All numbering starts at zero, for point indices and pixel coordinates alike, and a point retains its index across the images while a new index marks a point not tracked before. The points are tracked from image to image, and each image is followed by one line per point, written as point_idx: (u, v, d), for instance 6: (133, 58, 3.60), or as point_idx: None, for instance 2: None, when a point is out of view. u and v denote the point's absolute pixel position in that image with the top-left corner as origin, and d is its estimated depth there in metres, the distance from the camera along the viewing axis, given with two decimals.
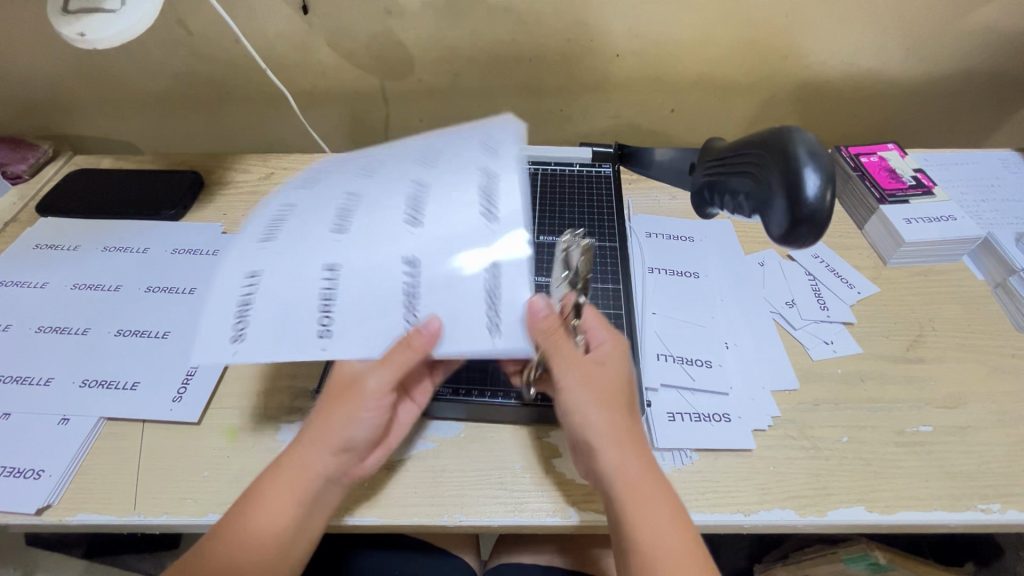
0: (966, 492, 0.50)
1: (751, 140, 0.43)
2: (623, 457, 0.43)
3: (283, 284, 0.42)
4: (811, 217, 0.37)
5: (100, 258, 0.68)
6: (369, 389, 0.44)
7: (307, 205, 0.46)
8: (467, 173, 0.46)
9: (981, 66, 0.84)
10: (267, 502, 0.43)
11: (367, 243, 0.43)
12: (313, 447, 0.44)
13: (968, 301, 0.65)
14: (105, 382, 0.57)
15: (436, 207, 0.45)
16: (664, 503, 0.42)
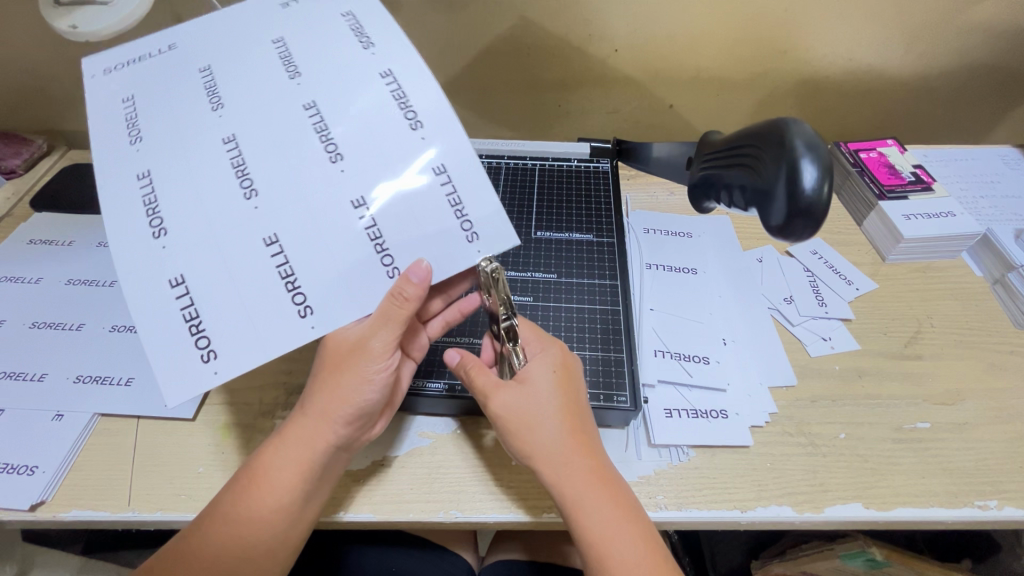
0: (965, 489, 0.49)
1: (750, 132, 0.43)
2: (580, 461, 0.44)
3: (212, 279, 0.41)
4: (808, 209, 0.37)
5: (94, 253, 0.68)
6: (377, 354, 0.43)
7: (166, 167, 0.43)
8: (350, 107, 0.44)
9: (981, 62, 0.84)
10: (272, 481, 0.43)
11: (299, 190, 0.42)
12: (320, 419, 0.44)
13: (967, 297, 0.65)
14: (100, 378, 0.56)
15: (350, 135, 0.44)
16: (609, 501, 0.43)
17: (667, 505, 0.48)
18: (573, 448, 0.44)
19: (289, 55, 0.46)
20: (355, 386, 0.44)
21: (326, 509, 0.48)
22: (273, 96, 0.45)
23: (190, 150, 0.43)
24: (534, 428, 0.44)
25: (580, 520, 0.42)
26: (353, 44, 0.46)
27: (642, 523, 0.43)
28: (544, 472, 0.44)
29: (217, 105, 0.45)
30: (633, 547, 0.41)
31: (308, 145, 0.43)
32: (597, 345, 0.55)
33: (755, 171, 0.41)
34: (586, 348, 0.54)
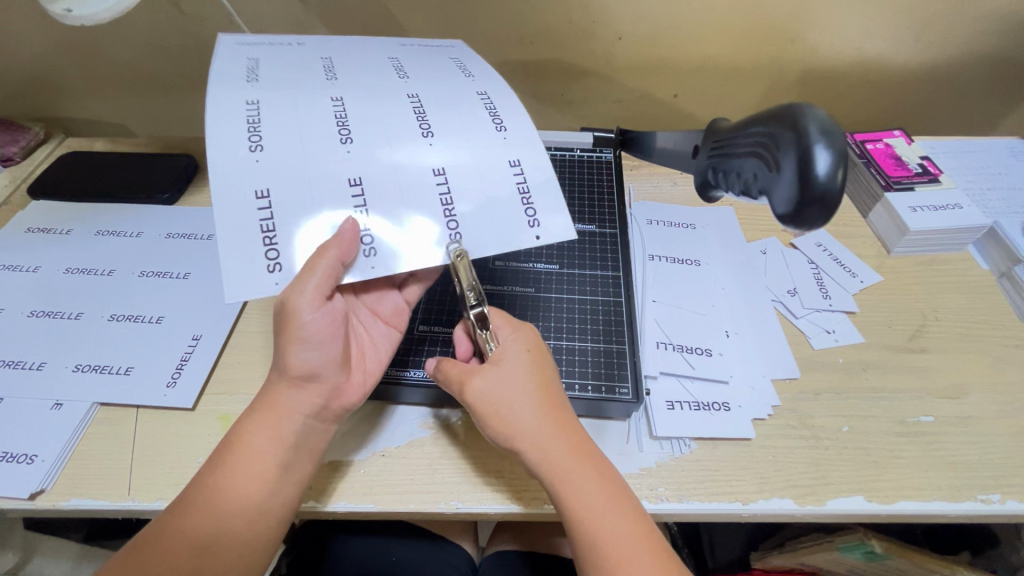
0: (967, 483, 0.49)
1: (760, 117, 0.42)
2: (557, 449, 0.43)
3: (296, 196, 0.42)
4: (822, 197, 0.36)
5: (93, 241, 0.67)
6: (304, 308, 0.41)
7: (278, 102, 0.45)
8: (445, 100, 0.49)
9: (989, 52, 0.83)
10: (246, 449, 0.43)
11: (392, 149, 0.45)
12: (280, 382, 0.44)
13: (972, 291, 0.64)
14: (99, 367, 0.56)
15: (442, 118, 0.48)
16: (595, 481, 0.43)
17: (668, 498, 0.48)
18: (552, 424, 0.44)
19: (401, 65, 0.52)
20: (293, 346, 0.43)
21: (325, 499, 0.48)
22: (380, 84, 0.49)
23: (300, 98, 0.46)
24: (511, 412, 0.43)
25: (571, 493, 0.42)
26: (454, 71, 0.53)
27: (626, 493, 0.43)
28: (525, 451, 0.43)
29: (331, 78, 0.49)
30: (623, 513, 0.42)
31: (404, 119, 0.47)
32: (599, 337, 0.54)
33: (766, 160, 0.40)
34: (587, 340, 0.54)
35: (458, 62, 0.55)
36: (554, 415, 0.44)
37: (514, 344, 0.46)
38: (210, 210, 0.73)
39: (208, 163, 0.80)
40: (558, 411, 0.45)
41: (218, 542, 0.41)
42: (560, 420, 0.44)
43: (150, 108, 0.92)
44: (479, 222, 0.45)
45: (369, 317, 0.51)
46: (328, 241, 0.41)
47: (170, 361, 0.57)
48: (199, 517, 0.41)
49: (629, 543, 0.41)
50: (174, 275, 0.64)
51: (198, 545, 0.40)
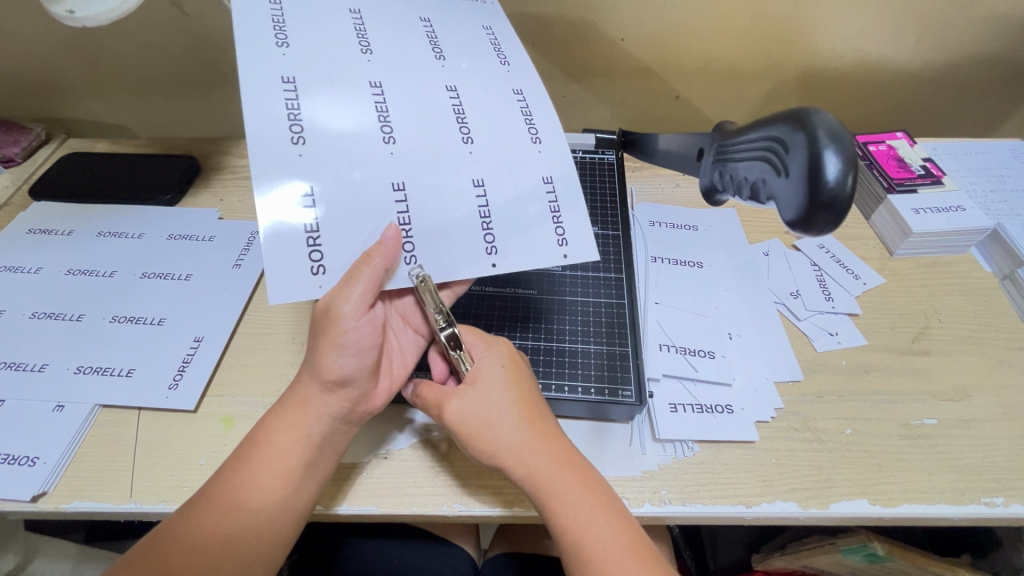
0: (970, 486, 0.49)
1: (768, 121, 0.41)
2: (541, 460, 0.43)
3: (343, 197, 0.43)
4: (831, 202, 0.36)
5: (95, 242, 0.67)
6: (347, 315, 0.41)
7: (316, 83, 0.44)
8: (483, 96, 0.49)
9: (991, 54, 0.83)
10: (272, 449, 0.43)
11: (433, 153, 0.46)
12: (313, 384, 0.44)
13: (974, 293, 0.64)
14: (101, 369, 0.56)
15: (481, 121, 0.48)
16: (581, 491, 0.43)
17: (671, 500, 0.48)
18: (534, 439, 0.44)
19: (436, 38, 0.51)
20: (331, 351, 0.42)
21: (328, 501, 0.48)
22: (418, 71, 0.48)
23: (339, 82, 0.45)
24: (493, 426, 0.43)
25: (555, 507, 0.42)
26: (490, 57, 0.52)
27: (614, 500, 0.43)
28: (508, 467, 0.43)
29: (366, 51, 0.47)
30: (610, 525, 0.42)
31: (444, 120, 0.47)
32: (602, 339, 0.54)
33: (775, 165, 0.40)
34: (590, 343, 0.54)
35: (485, 42, 0.53)
36: (536, 426, 0.44)
37: (489, 360, 0.46)
38: (212, 211, 0.73)
39: (209, 164, 0.80)
40: (540, 422, 0.45)
41: (238, 538, 0.41)
42: (542, 431, 0.44)
43: (151, 108, 0.92)
44: (516, 237, 0.46)
45: (399, 324, 0.50)
46: (375, 252, 0.42)
47: (171, 363, 0.57)
48: (220, 514, 0.41)
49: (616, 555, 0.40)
50: (175, 276, 0.64)
51: (217, 541, 0.41)
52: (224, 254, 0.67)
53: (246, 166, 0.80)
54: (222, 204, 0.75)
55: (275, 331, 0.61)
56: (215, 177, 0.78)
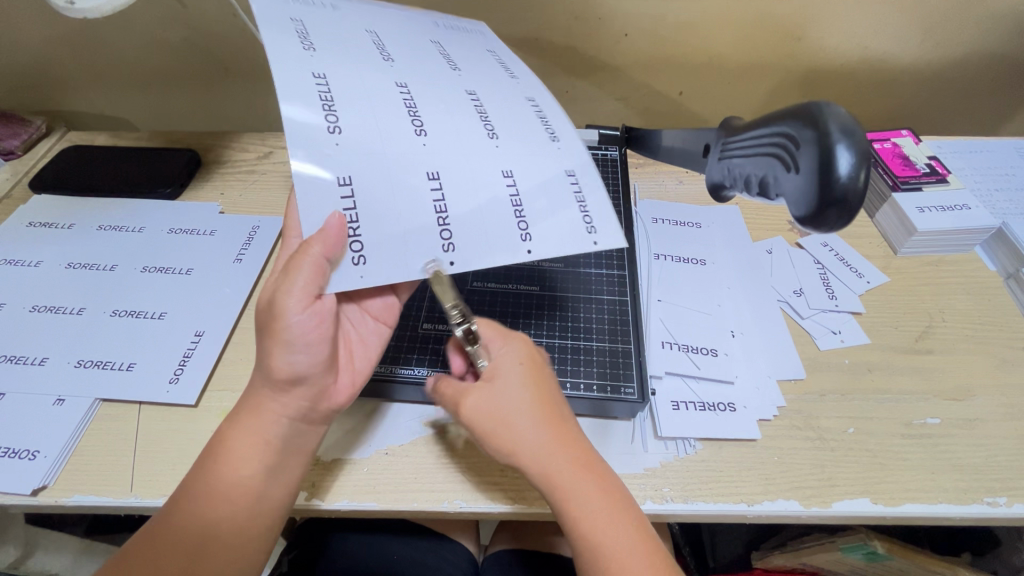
0: (973, 485, 0.49)
1: (781, 114, 0.41)
2: (556, 462, 0.43)
3: (379, 187, 0.42)
4: (842, 199, 0.36)
5: (95, 236, 0.67)
6: (289, 310, 0.41)
7: (349, 79, 0.45)
8: (500, 96, 0.51)
9: (998, 52, 0.82)
10: (233, 458, 0.42)
11: (461, 146, 0.45)
12: (266, 386, 0.43)
13: (979, 292, 0.64)
14: (101, 363, 0.56)
15: (503, 119, 0.49)
16: (597, 494, 0.42)
17: (673, 498, 0.48)
18: (552, 441, 0.43)
19: (448, 54, 0.53)
20: (277, 350, 0.42)
21: (329, 496, 0.48)
22: (437, 73, 0.50)
23: (371, 81, 0.46)
24: (510, 426, 0.43)
25: (570, 510, 0.42)
26: (500, 69, 0.54)
27: (629, 504, 0.43)
28: (523, 465, 0.43)
29: (387, 58, 0.49)
30: (622, 526, 0.42)
31: (468, 116, 0.48)
32: (605, 336, 0.54)
33: (785, 160, 0.39)
34: (593, 340, 0.54)
35: (486, 52, 0.57)
36: (555, 427, 0.44)
37: (507, 357, 0.45)
38: (214, 205, 0.72)
39: (210, 157, 0.80)
40: (558, 424, 0.44)
41: (213, 550, 0.41)
42: (559, 433, 0.44)
43: (152, 101, 0.92)
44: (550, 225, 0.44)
45: (356, 315, 0.49)
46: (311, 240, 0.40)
47: (172, 358, 0.56)
48: (188, 529, 0.41)
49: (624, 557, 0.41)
50: (176, 270, 0.64)
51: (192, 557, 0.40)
52: (225, 248, 0.67)
53: (247, 159, 0.80)
54: (223, 198, 0.74)
55: None
56: (216, 171, 0.78)
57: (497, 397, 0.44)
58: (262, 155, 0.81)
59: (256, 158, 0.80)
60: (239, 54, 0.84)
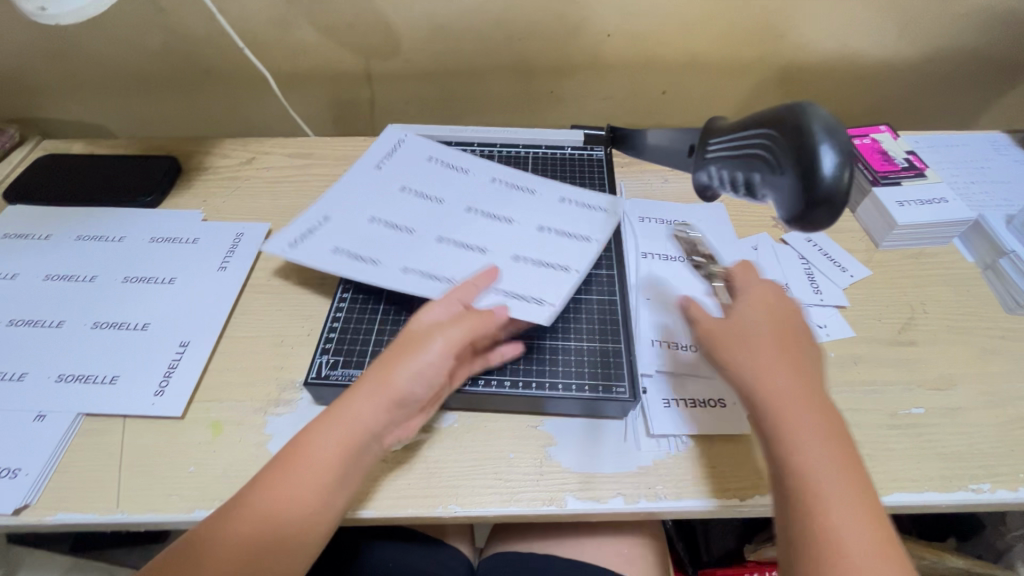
0: (957, 473, 0.50)
1: (754, 124, 0.42)
2: (816, 454, 0.41)
3: (515, 277, 0.54)
4: (828, 199, 0.37)
5: (75, 247, 0.65)
6: (429, 344, 0.45)
7: (421, 257, 0.56)
8: (517, 193, 0.65)
9: (970, 48, 0.84)
10: (310, 462, 0.43)
11: (526, 233, 0.60)
12: (370, 400, 0.44)
13: (958, 283, 0.65)
14: (83, 377, 0.54)
15: (524, 207, 0.63)
16: (849, 489, 0.40)
17: (666, 496, 0.48)
18: (829, 434, 0.42)
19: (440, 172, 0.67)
20: (400, 372, 0.45)
21: None
22: (445, 207, 0.62)
23: (425, 247, 0.57)
24: (827, 416, 0.43)
25: (818, 501, 0.39)
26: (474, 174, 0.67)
27: (874, 500, 0.40)
28: (778, 455, 0.42)
29: (408, 228, 0.59)
30: (853, 511, 0.39)
31: (500, 215, 0.62)
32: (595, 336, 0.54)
33: (771, 163, 0.39)
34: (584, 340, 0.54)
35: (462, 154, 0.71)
36: (827, 418, 0.43)
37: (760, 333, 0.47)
38: (196, 212, 0.71)
39: (191, 164, 0.79)
40: (829, 416, 0.43)
41: (262, 553, 0.41)
42: (828, 422, 0.43)
43: (130, 107, 0.90)
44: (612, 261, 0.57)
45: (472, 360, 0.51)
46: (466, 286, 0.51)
47: (158, 369, 0.55)
48: (246, 526, 0.41)
49: (858, 547, 0.38)
50: (159, 280, 0.63)
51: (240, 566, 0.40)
52: (209, 256, 0.66)
53: (229, 166, 0.79)
54: (205, 205, 0.73)
55: (262, 333, 0.60)
56: (197, 178, 0.77)
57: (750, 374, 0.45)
58: (245, 161, 0.80)
59: (238, 164, 0.79)
60: (219, 59, 0.83)
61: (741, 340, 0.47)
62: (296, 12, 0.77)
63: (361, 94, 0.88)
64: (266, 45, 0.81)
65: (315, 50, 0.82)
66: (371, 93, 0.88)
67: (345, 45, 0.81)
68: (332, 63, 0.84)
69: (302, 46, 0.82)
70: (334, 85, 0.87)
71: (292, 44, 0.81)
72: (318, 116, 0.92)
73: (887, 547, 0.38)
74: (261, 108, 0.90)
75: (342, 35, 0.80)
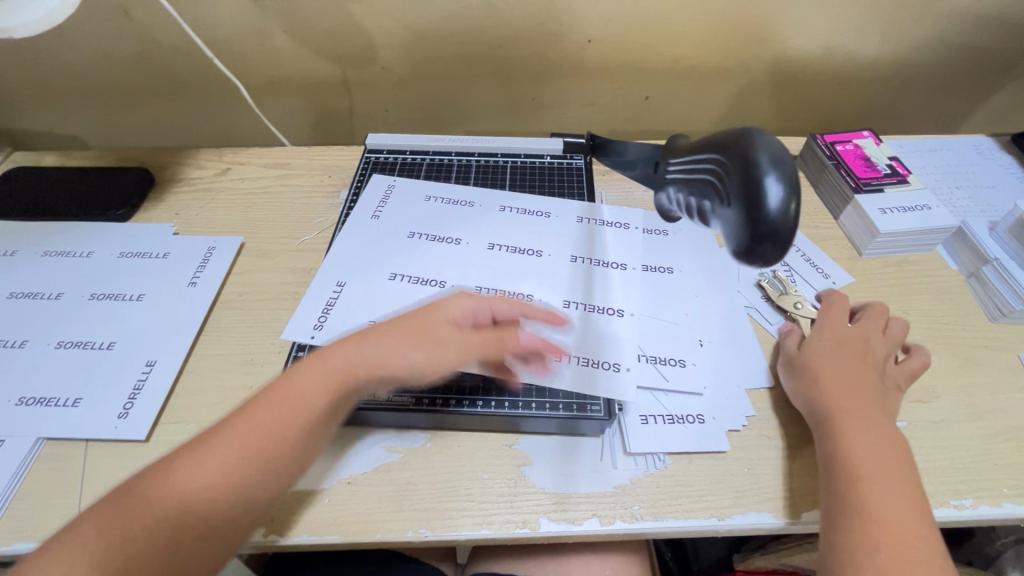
0: (939, 488, 0.49)
1: (700, 149, 0.36)
2: (870, 448, 0.45)
3: (568, 331, 0.55)
4: (772, 234, 0.30)
5: (40, 264, 0.64)
6: (445, 341, 0.46)
7: None
8: (532, 224, 0.65)
9: (954, 51, 0.83)
10: (295, 395, 0.44)
11: (560, 272, 0.60)
12: (373, 343, 0.46)
13: (941, 291, 0.64)
14: (45, 400, 0.53)
15: (541, 240, 0.64)
16: (899, 484, 0.43)
17: (643, 516, 0.47)
18: (886, 437, 0.46)
19: (444, 206, 0.67)
20: (411, 348, 0.46)
21: (288, 532, 0.46)
22: (461, 253, 0.61)
23: None
24: (879, 419, 0.47)
25: (862, 488, 0.43)
26: (476, 207, 0.67)
27: (924, 504, 0.43)
28: (833, 448, 0.47)
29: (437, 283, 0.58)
30: (901, 506, 0.42)
31: (520, 253, 0.62)
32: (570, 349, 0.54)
33: (715, 191, 0.33)
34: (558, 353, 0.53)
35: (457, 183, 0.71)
36: (881, 424, 0.47)
37: (829, 351, 0.52)
38: (167, 225, 0.70)
39: (165, 176, 0.77)
40: (885, 424, 0.47)
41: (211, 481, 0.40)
42: (884, 429, 0.47)
43: (104, 117, 0.88)
44: (590, 284, 0.60)
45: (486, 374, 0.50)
46: (516, 303, 0.51)
47: (122, 391, 0.54)
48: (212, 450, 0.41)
49: (902, 537, 0.40)
50: (127, 297, 0.61)
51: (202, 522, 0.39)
52: (179, 271, 0.64)
53: (203, 177, 0.77)
54: (178, 218, 0.72)
55: (232, 351, 0.58)
56: (170, 190, 0.75)
57: (825, 377, 0.50)
58: (220, 172, 0.78)
59: (212, 176, 0.77)
60: (193, 68, 0.81)
61: (822, 353, 0.53)
62: (271, 21, 0.76)
63: (340, 102, 0.87)
64: (241, 54, 0.80)
65: (291, 59, 0.81)
66: (350, 101, 0.87)
67: (322, 53, 0.80)
68: (309, 71, 0.82)
69: (277, 54, 0.80)
70: (312, 93, 0.85)
71: (268, 53, 0.80)
72: (297, 124, 0.91)
73: (929, 550, 0.40)
74: (238, 116, 0.89)
75: (318, 43, 0.79)
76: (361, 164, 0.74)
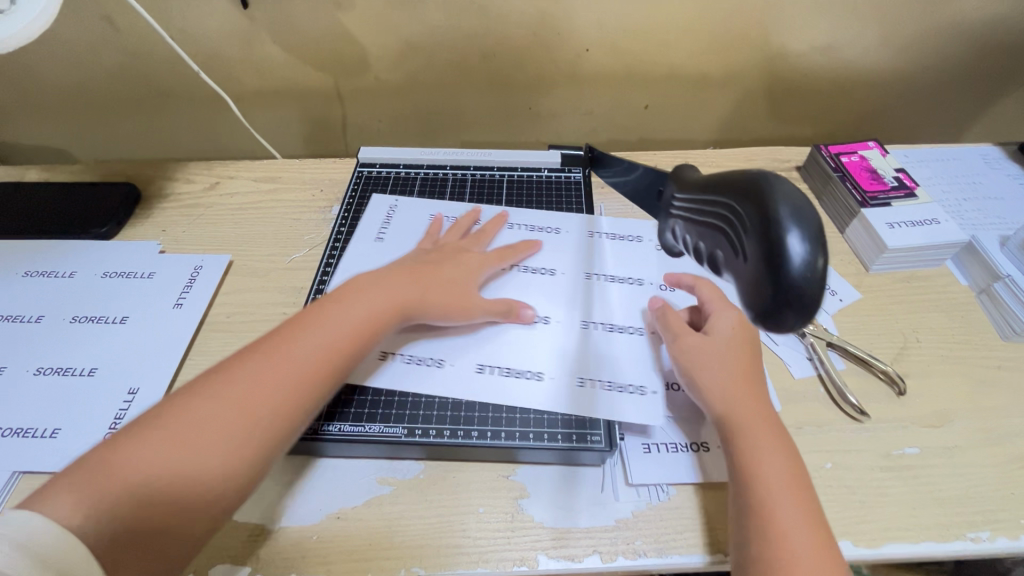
0: (955, 520, 0.47)
1: (713, 190, 0.32)
2: (770, 464, 0.42)
3: (590, 356, 0.53)
4: (798, 295, 0.26)
5: (20, 285, 0.61)
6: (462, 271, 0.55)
7: (476, 343, 0.53)
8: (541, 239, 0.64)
9: (960, 58, 0.82)
10: (335, 317, 0.47)
11: (573, 291, 0.58)
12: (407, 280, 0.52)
13: (952, 308, 0.62)
14: (21, 430, 0.51)
15: (550, 256, 0.62)
16: (800, 507, 0.40)
17: (646, 552, 0.45)
18: (781, 450, 0.43)
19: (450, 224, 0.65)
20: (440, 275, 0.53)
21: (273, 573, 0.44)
22: None
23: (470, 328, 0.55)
24: (771, 428, 0.44)
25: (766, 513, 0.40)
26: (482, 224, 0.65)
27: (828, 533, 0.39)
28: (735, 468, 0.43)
29: None
30: (805, 530, 0.39)
31: (533, 271, 0.60)
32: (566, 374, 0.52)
33: (730, 243, 0.30)
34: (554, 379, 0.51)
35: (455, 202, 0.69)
36: (778, 437, 0.44)
37: (727, 348, 0.49)
38: (153, 243, 0.67)
39: (152, 190, 0.75)
40: (781, 436, 0.44)
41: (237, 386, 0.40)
42: (781, 440, 0.44)
43: (90, 129, 0.86)
44: (590, 300, 0.58)
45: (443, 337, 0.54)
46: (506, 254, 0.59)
47: (103, 420, 0.52)
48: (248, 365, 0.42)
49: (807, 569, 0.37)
50: (110, 320, 0.59)
51: (222, 442, 0.38)
52: (165, 292, 0.62)
53: (191, 192, 0.75)
54: (165, 235, 0.70)
55: None
56: (157, 206, 0.73)
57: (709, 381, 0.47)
58: (209, 187, 0.76)
59: (200, 191, 0.75)
60: (181, 79, 0.79)
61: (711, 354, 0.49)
62: (261, 31, 0.74)
63: (333, 113, 0.85)
64: (231, 65, 0.78)
65: (282, 69, 0.79)
66: (343, 112, 0.85)
67: (313, 63, 0.78)
68: (300, 82, 0.80)
69: (267, 65, 0.78)
70: (304, 104, 0.84)
71: (258, 63, 0.78)
72: (289, 135, 0.89)
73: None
74: (228, 128, 0.87)
75: (309, 53, 0.77)
76: (353, 178, 0.72)
